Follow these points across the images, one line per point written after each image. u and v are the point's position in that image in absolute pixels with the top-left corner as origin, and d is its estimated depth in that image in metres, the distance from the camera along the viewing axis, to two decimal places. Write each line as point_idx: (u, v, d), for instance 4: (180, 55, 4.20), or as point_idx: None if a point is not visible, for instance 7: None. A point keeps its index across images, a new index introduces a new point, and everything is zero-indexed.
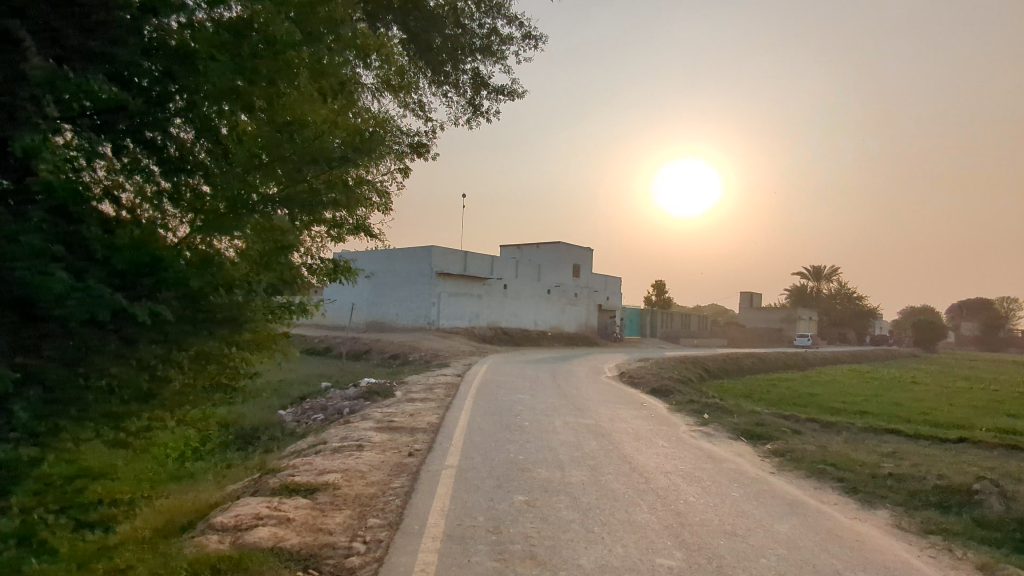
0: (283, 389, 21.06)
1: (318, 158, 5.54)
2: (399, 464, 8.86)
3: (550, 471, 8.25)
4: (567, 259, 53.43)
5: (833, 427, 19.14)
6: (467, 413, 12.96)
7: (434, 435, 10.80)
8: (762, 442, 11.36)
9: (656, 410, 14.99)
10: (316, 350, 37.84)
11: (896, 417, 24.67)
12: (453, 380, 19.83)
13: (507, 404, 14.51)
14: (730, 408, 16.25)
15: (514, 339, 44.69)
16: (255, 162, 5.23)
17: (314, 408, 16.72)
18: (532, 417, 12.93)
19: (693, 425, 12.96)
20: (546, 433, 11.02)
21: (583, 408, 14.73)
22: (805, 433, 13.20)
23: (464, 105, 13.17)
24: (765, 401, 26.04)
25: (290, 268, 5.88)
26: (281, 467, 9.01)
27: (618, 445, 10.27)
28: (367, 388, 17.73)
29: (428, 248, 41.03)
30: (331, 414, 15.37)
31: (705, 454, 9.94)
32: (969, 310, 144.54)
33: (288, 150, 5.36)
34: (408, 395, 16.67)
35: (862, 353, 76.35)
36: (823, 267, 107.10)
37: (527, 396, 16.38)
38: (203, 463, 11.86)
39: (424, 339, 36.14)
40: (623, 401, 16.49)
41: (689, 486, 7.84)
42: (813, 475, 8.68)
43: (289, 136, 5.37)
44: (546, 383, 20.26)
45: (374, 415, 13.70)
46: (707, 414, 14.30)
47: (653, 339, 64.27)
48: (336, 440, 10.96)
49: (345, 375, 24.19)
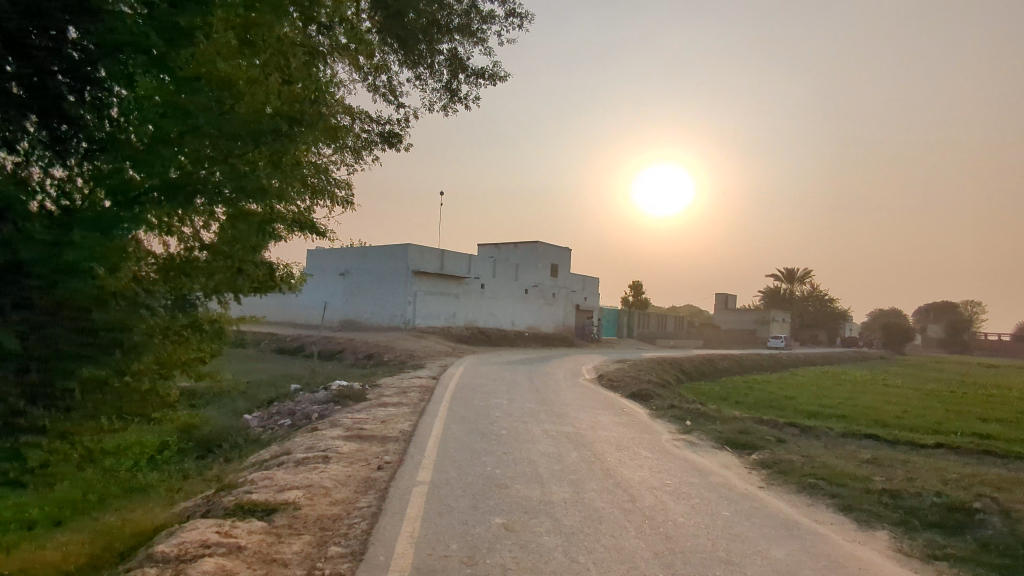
0: (248, 392, 20.18)
1: (252, 131, 5.36)
2: (367, 479, 8.22)
3: (529, 487, 7.72)
4: (545, 258, 53.01)
5: (813, 432, 18.97)
6: (441, 420, 12.38)
7: (406, 445, 10.18)
8: (747, 452, 10.99)
9: (638, 417, 14.54)
10: (288, 350, 36.75)
11: (873, 421, 24.68)
12: (428, 383, 19.17)
13: (484, 409, 13.95)
14: (712, 413, 15.90)
15: (491, 339, 44.08)
16: (173, 138, 5.05)
17: (281, 412, 15.97)
18: (510, 424, 12.40)
19: (676, 432, 12.57)
20: (525, 443, 10.49)
21: (563, 414, 14.24)
22: (788, 440, 12.90)
23: (440, 90, 12.58)
24: (744, 404, 25.87)
25: (215, 268, 5.77)
26: (240, 482, 8.30)
27: (599, 456, 9.78)
28: (338, 392, 17.01)
29: (404, 246, 40.21)
30: (300, 420, 14.63)
31: (691, 467, 9.51)
32: (935, 312, 148.04)
33: (215, 125, 5.18)
34: (381, 399, 16.02)
35: (834, 355, 77.38)
36: (796, 270, 108.49)
37: (504, 401, 15.84)
38: (157, 474, 11.07)
39: (399, 339, 35.35)
40: (603, 406, 16.04)
41: (677, 504, 7.38)
42: (803, 490, 8.30)
43: (219, 106, 5.20)
44: (524, 386, 19.72)
45: (344, 421, 13.04)
46: (689, 421, 13.91)
47: (630, 339, 64.20)
48: (301, 450, 10.27)
49: (315, 377, 23.33)
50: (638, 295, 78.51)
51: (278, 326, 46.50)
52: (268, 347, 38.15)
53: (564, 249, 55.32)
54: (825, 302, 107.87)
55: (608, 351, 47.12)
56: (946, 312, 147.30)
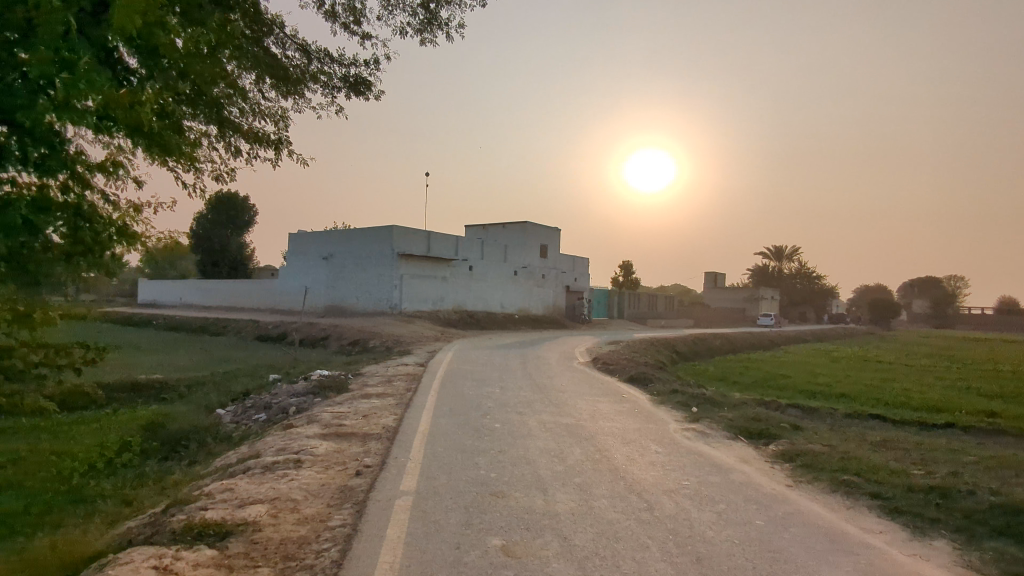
0: (224, 383, 19.04)
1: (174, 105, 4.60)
2: (342, 488, 7.13)
3: (531, 495, 6.70)
4: (534, 238, 51.79)
5: (819, 414, 18.19)
6: (429, 413, 11.34)
7: (390, 445, 9.12)
8: (764, 442, 10.04)
9: (640, 404, 13.58)
10: (270, 337, 35.48)
11: (875, 400, 24.05)
12: (415, 371, 18.10)
13: (475, 400, 12.90)
14: (717, 398, 14.98)
15: (480, 323, 43.00)
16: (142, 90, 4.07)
17: (257, 406, 14.84)
18: (505, 416, 11.36)
19: (683, 421, 11.62)
20: (522, 439, 9.48)
21: (560, 403, 13.24)
22: (803, 427, 12.01)
23: (416, 17, 11.30)
24: (742, 385, 25.10)
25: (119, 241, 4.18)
26: (196, 495, 7.20)
27: (605, 453, 8.78)
28: (318, 383, 15.89)
29: (389, 228, 38.85)
30: (276, 414, 13.53)
31: (708, 462, 8.54)
32: (920, 287, 148.99)
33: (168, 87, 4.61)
34: (364, 390, 14.91)
35: (824, 332, 77.24)
36: (784, 247, 108.26)
37: (497, 389, 14.83)
38: (113, 482, 9.90)
39: (385, 324, 34.19)
40: (601, 393, 15.04)
41: (703, 512, 6.41)
42: (837, 489, 7.38)
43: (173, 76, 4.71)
44: (517, 372, 18.72)
45: (322, 416, 11.97)
46: (696, 408, 13.01)
47: (620, 320, 63.44)
48: (271, 453, 9.15)
49: (296, 365, 22.19)
50: (627, 275, 77.66)
51: (260, 312, 45.16)
52: (250, 335, 36.88)
53: (553, 229, 54.14)
54: (813, 280, 107.88)
55: (600, 333, 46.29)
56: (931, 287, 148.35)
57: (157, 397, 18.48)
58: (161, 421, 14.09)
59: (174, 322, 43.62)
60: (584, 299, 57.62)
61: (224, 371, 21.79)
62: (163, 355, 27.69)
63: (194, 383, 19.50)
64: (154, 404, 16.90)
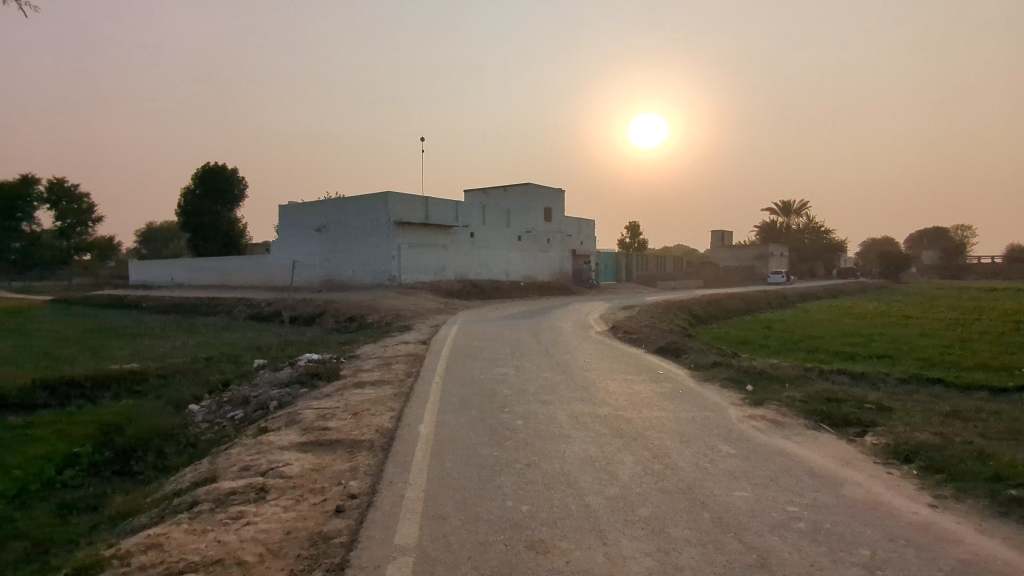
0: (205, 372, 17.07)
1: None
2: (312, 541, 5.01)
3: (585, 547, 4.59)
4: (537, 201, 49.27)
5: (873, 381, 16.15)
6: (433, 409, 9.22)
7: (386, 459, 7.01)
8: (858, 434, 7.91)
9: (683, 384, 11.46)
10: (264, 315, 33.54)
11: (920, 360, 21.97)
12: (416, 350, 16.07)
13: (488, 386, 10.81)
14: (769, 372, 12.88)
15: (484, 292, 40.90)
16: None
17: (234, 400, 12.82)
18: (526, 408, 9.23)
19: (744, 407, 9.48)
20: (555, 442, 7.39)
21: (589, 386, 11.12)
22: (887, 404, 9.90)
23: None
24: (772, 349, 23.10)
25: None
26: (108, 558, 5.11)
27: (666, 460, 6.69)
28: (305, 369, 13.88)
29: (384, 194, 36.46)
30: (255, 413, 11.53)
31: (805, 470, 6.40)
32: (929, 238, 145.96)
33: None
34: (357, 378, 12.87)
35: (837, 287, 75.04)
36: (791, 202, 105.28)
37: (512, 370, 12.71)
38: (36, 511, 7.90)
39: (384, 298, 32.07)
40: (634, 370, 12.99)
41: (847, 568, 4.30)
42: (1006, 512, 5.30)
43: None
44: (532, 347, 16.65)
45: (306, 415, 9.91)
46: (751, 387, 10.91)
47: (629, 283, 61.27)
48: (231, 474, 7.10)
49: (288, 348, 20.22)
50: (634, 236, 75.15)
51: (255, 290, 43.12)
52: (242, 314, 34.90)
53: (557, 191, 51.57)
54: (821, 235, 105.25)
55: (610, 297, 44.16)
56: (941, 238, 145.61)
57: (131, 389, 16.58)
58: (122, 424, 12.15)
59: (165, 304, 41.68)
60: (591, 263, 55.30)
61: (209, 357, 19.88)
62: (147, 341, 25.76)
63: (173, 373, 17.54)
64: (124, 400, 14.97)
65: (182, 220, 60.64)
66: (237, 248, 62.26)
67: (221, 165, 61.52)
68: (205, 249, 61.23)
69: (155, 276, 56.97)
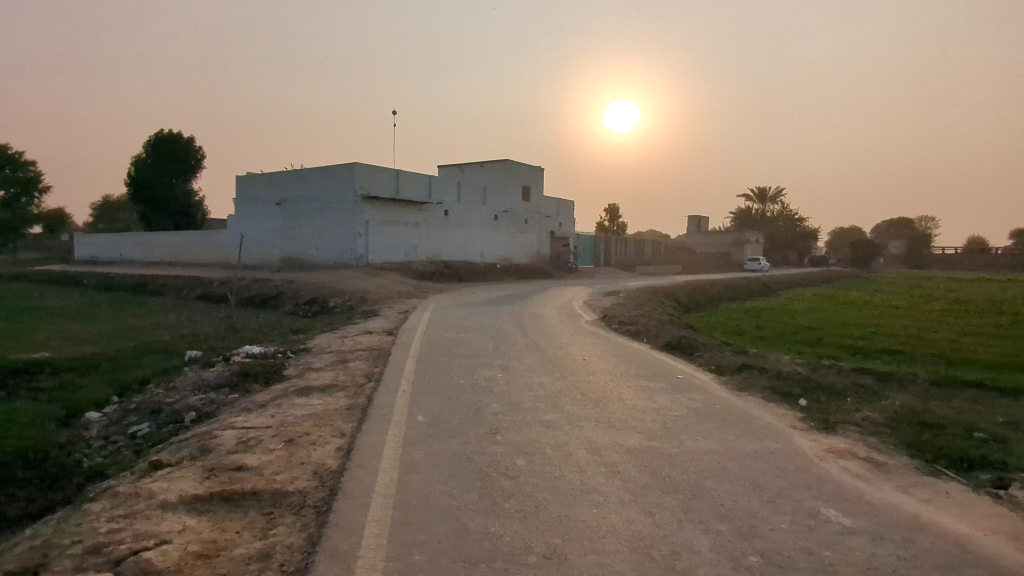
0: (124, 366, 14.11)
1: None
2: None
3: None
4: (515, 179, 46.56)
5: (906, 382, 14.12)
6: (397, 437, 6.65)
7: (316, 541, 4.39)
8: (1000, 486, 5.63)
9: (717, 396, 9.07)
10: (215, 296, 30.36)
11: (936, 357, 20.08)
12: (381, 343, 13.44)
13: (471, 400, 8.28)
14: (809, 375, 10.62)
15: (457, 275, 38.19)
16: None
17: (142, 410, 9.99)
18: (525, 437, 6.72)
19: (813, 434, 7.13)
20: (579, 504, 4.93)
21: (600, 399, 8.65)
22: (988, 427, 7.68)
23: None
24: (772, 343, 21.12)
25: None
26: None
27: (764, 547, 4.27)
28: (239, 367, 11.10)
29: (351, 165, 33.34)
30: (163, 431, 8.72)
31: (981, 569, 4.06)
32: (896, 227, 147.41)
33: None
34: (304, 381, 10.16)
35: (813, 275, 74.22)
36: (766, 189, 104.36)
37: (499, 374, 10.20)
38: None
39: (350, 279, 29.19)
40: (647, 373, 10.60)
41: None
42: None
43: None
44: (519, 340, 14.16)
45: (221, 442, 7.19)
46: (804, 401, 8.64)
47: (607, 267, 59.22)
48: (66, 563, 4.40)
49: (231, 336, 17.34)
50: (612, 219, 73.06)
51: (207, 268, 39.63)
52: (191, 294, 31.60)
53: (536, 169, 48.89)
54: (795, 223, 104.63)
55: (589, 282, 41.98)
56: (907, 228, 147.49)
57: (28, 384, 13.49)
58: None
59: (107, 281, 37.95)
60: (570, 246, 52.88)
61: (138, 345, 16.88)
62: (74, 324, 22.52)
63: (86, 365, 14.49)
64: (10, 401, 11.94)
65: (130, 190, 55.69)
66: (192, 222, 58.25)
67: (175, 132, 57.05)
68: (157, 223, 56.94)
69: (102, 250, 52.63)
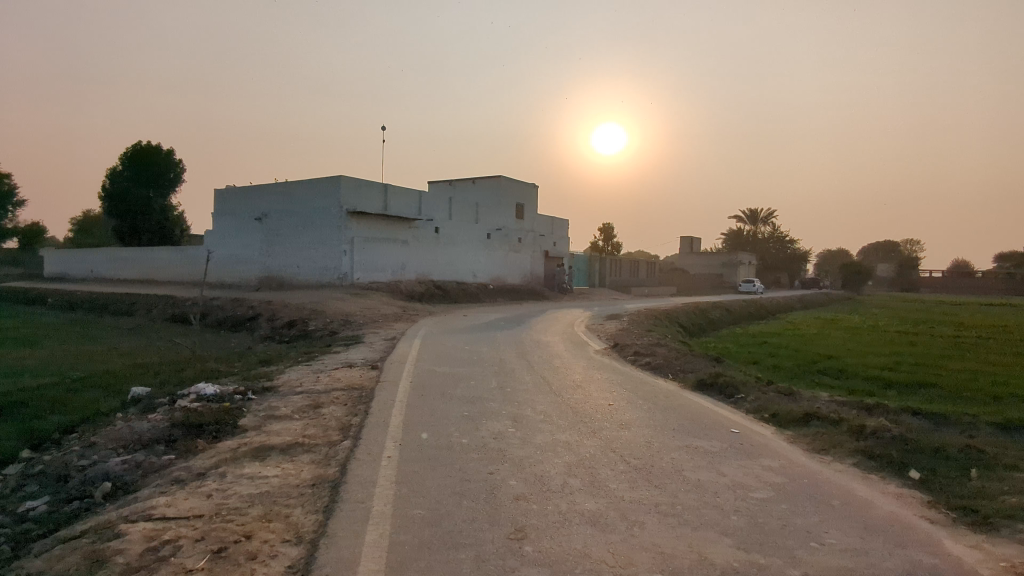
0: (53, 408, 11.72)
1: None
2: None
3: None
4: (508, 196, 44.71)
5: (973, 428, 12.11)
6: (380, 550, 4.47)
7: None
8: None
9: (799, 465, 6.96)
10: (186, 318, 27.96)
11: (977, 391, 18.19)
12: (363, 380, 11.26)
13: (483, 475, 6.12)
14: (892, 428, 8.56)
15: (448, 296, 36.09)
16: None
17: (46, 477, 7.67)
18: (568, 546, 4.61)
19: (968, 536, 5.08)
20: None
21: (650, 471, 6.53)
22: None
23: None
24: (797, 375, 19.05)
25: None
26: None
27: None
28: (182, 415, 8.78)
29: (336, 178, 31.22)
30: (63, 513, 6.43)
31: None
32: (884, 251, 147.31)
33: None
34: (262, 437, 7.89)
35: (809, 298, 72.83)
36: (758, 210, 103.50)
37: (511, 428, 8.05)
38: None
39: (333, 299, 26.96)
40: (697, 427, 8.50)
41: None
42: None
43: None
44: (527, 377, 12.02)
45: (120, 546, 4.92)
46: (919, 474, 6.59)
47: (602, 289, 57.33)
48: None
49: (191, 367, 14.99)
50: (606, 239, 71.35)
51: (181, 286, 37.15)
52: (161, 315, 29.15)
53: (530, 186, 47.04)
54: (788, 245, 103.58)
55: (587, 304, 39.99)
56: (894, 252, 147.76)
57: None
58: None
59: (71, 300, 35.31)
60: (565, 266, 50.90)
61: (80, 378, 14.50)
62: (21, 350, 20.09)
63: (8, 406, 12.06)
64: None
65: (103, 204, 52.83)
66: (170, 238, 55.73)
67: (156, 145, 54.40)
68: (132, 238, 54.21)
69: (73, 266, 49.84)
